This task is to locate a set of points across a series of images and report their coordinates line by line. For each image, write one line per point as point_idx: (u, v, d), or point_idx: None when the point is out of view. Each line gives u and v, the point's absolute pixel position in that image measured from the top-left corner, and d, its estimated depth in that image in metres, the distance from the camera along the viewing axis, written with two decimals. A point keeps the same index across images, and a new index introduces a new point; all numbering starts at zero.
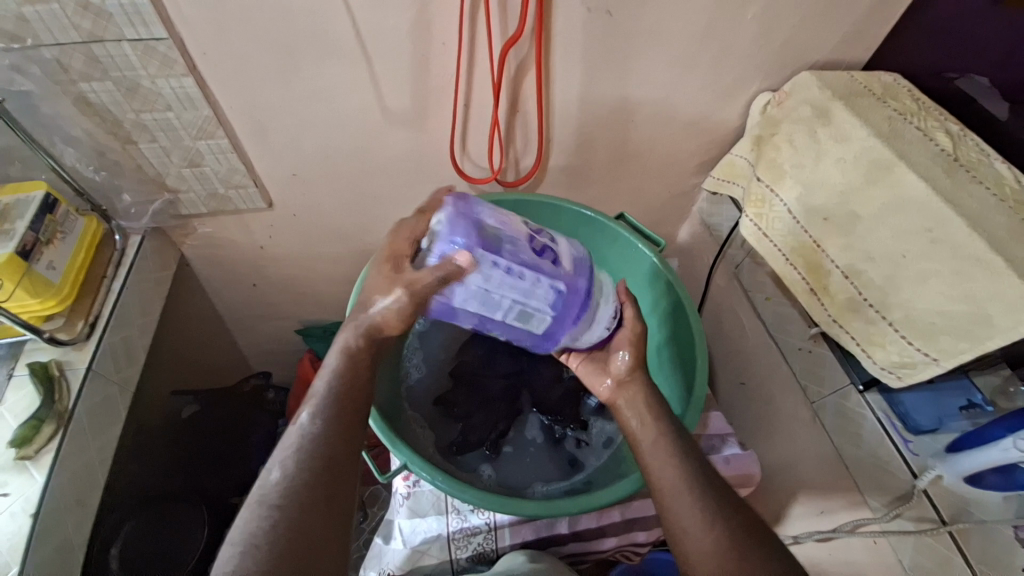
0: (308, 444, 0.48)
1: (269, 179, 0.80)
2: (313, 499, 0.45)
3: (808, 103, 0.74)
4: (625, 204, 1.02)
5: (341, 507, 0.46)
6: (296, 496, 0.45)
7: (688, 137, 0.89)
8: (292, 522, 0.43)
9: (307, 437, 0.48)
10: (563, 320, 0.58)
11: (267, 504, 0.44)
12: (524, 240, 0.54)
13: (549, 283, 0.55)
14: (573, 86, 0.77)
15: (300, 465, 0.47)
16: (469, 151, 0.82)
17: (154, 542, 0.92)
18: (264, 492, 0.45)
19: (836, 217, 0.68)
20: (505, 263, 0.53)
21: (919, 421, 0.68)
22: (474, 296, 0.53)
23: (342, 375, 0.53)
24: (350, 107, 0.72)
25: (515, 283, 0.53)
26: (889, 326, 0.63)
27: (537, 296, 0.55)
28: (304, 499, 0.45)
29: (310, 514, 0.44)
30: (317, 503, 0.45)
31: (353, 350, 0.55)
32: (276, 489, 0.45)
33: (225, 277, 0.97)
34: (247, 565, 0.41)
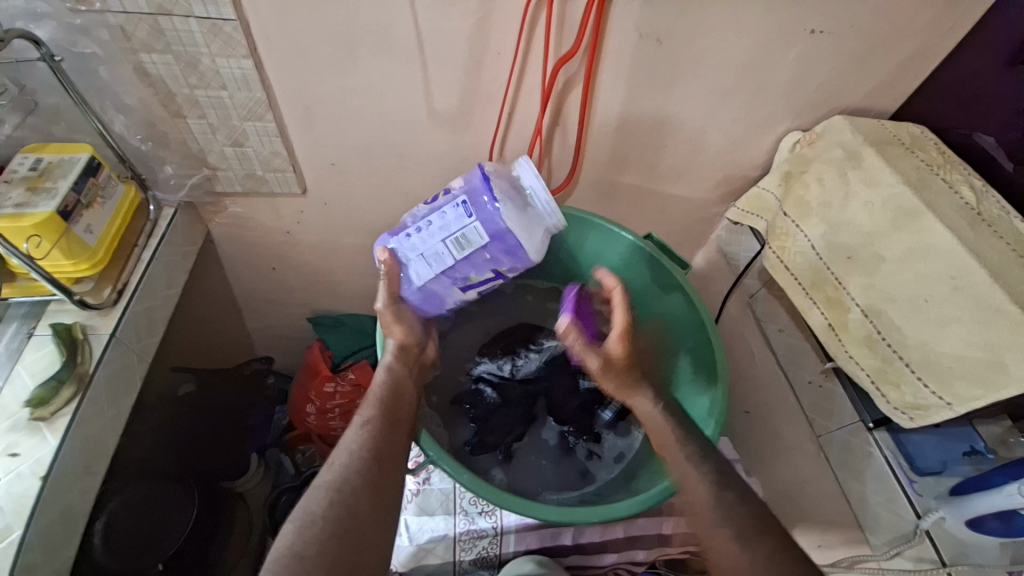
0: (358, 446, 0.55)
1: (307, 166, 0.81)
2: (358, 491, 0.51)
3: (840, 145, 0.77)
4: (646, 226, 1.04)
5: (384, 493, 0.52)
6: (343, 487, 0.51)
7: (717, 167, 0.91)
8: (342, 502, 0.50)
9: (356, 439, 0.56)
10: (491, 215, 0.60)
11: (321, 489, 0.51)
12: (421, 207, 0.65)
13: (450, 205, 0.61)
14: (615, 107, 0.79)
15: (351, 459, 0.54)
16: (505, 159, 0.83)
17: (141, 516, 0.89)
18: (316, 481, 0.52)
19: (860, 257, 0.70)
20: (413, 227, 0.63)
21: (923, 462, 0.70)
22: (415, 262, 0.63)
23: (385, 390, 0.62)
24: (398, 104, 0.74)
25: (428, 227, 0.61)
26: (906, 367, 0.65)
27: (450, 220, 0.61)
28: (351, 491, 0.51)
29: (355, 507, 0.50)
30: (360, 496, 0.51)
31: (393, 371, 0.66)
32: (326, 480, 0.52)
33: (246, 257, 0.97)
34: (307, 537, 0.46)
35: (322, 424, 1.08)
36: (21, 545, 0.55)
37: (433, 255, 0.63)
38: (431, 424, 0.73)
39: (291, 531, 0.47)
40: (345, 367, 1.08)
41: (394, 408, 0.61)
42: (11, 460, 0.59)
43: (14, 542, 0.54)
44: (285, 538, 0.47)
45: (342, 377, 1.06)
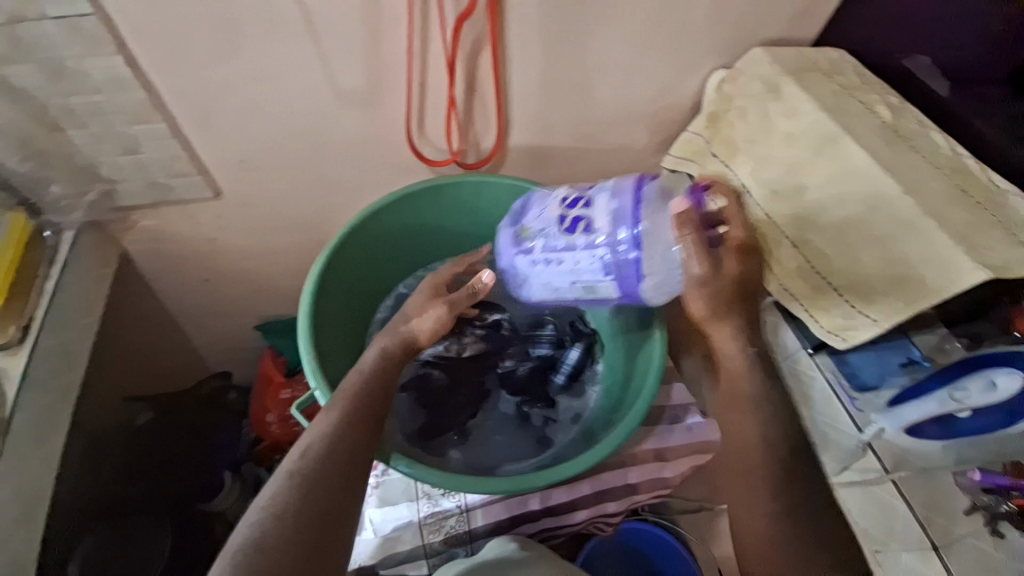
0: (329, 435, 0.53)
1: (215, 167, 0.76)
2: (331, 484, 0.50)
3: (760, 79, 0.76)
4: (587, 185, 1.02)
5: (347, 489, 0.51)
6: (315, 480, 0.50)
7: (649, 116, 0.90)
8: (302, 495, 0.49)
9: (328, 425, 0.54)
10: (628, 283, 0.61)
11: (293, 475, 0.50)
12: (555, 222, 0.64)
13: (589, 254, 0.61)
14: (531, 66, 0.76)
15: (320, 446, 0.52)
16: (426, 133, 0.79)
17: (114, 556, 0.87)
18: (287, 470, 0.50)
19: (785, 190, 0.70)
20: (539, 252, 0.67)
21: (864, 378, 0.73)
22: (535, 289, 0.69)
23: (370, 370, 0.60)
24: (298, 88, 0.69)
25: (555, 267, 0.65)
26: (835, 292, 0.65)
27: (583, 270, 0.63)
28: (322, 485, 0.50)
29: (319, 497, 0.49)
30: (333, 489, 0.50)
31: (387, 351, 0.62)
32: (297, 470, 0.50)
33: (175, 273, 0.92)
34: (268, 529, 0.46)
35: (288, 432, 1.05)
36: None
37: (555, 288, 0.67)
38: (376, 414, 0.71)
39: (260, 524, 0.46)
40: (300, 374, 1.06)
41: (375, 392, 0.58)
42: None
43: None
44: (248, 531, 0.46)
45: (297, 383, 1.03)
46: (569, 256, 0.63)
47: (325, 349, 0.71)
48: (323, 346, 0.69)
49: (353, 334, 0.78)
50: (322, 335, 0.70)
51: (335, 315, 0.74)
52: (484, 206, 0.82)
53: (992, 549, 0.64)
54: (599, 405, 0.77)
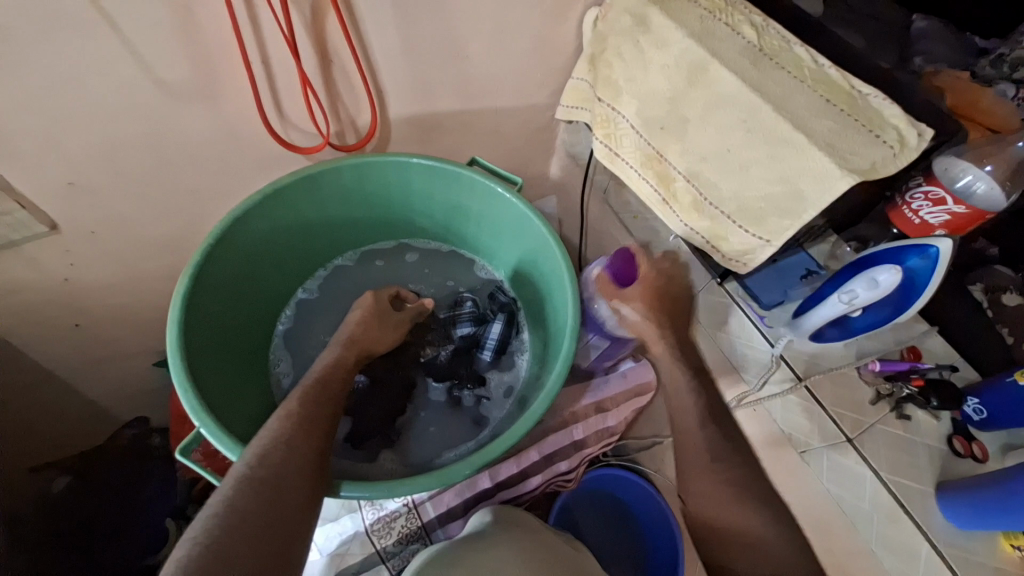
0: (288, 438, 0.52)
1: (41, 196, 0.65)
2: (292, 490, 0.49)
3: (627, 12, 0.72)
4: (487, 149, 0.98)
5: (300, 493, 0.49)
6: (275, 485, 0.48)
7: (532, 67, 0.86)
8: (252, 500, 0.46)
9: (277, 431, 0.52)
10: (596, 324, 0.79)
11: (241, 480, 0.47)
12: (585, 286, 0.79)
13: (589, 302, 0.78)
14: (389, 29, 0.69)
15: (271, 450, 0.50)
16: (290, 118, 0.71)
17: None
18: (245, 474, 0.48)
19: (670, 125, 0.70)
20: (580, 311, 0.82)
21: (770, 296, 0.77)
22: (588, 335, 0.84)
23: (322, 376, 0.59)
24: (116, 89, 0.59)
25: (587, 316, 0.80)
26: (728, 220, 0.66)
27: (592, 315, 0.78)
28: (281, 491, 0.48)
29: (271, 503, 0.47)
30: (294, 496, 0.49)
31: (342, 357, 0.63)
32: (255, 474, 0.48)
33: (36, 326, 0.80)
34: (213, 533, 0.43)
35: None
36: None
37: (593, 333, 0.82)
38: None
39: (217, 526, 0.43)
40: None
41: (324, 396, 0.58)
42: None
43: None
44: (191, 542, 0.43)
45: None
46: (588, 305, 0.78)
47: (206, 378, 0.63)
48: (202, 378, 0.62)
49: (248, 355, 0.73)
50: (201, 363, 0.63)
51: (210, 340, 0.66)
52: (369, 188, 0.75)
53: (900, 431, 0.70)
54: (530, 373, 0.75)
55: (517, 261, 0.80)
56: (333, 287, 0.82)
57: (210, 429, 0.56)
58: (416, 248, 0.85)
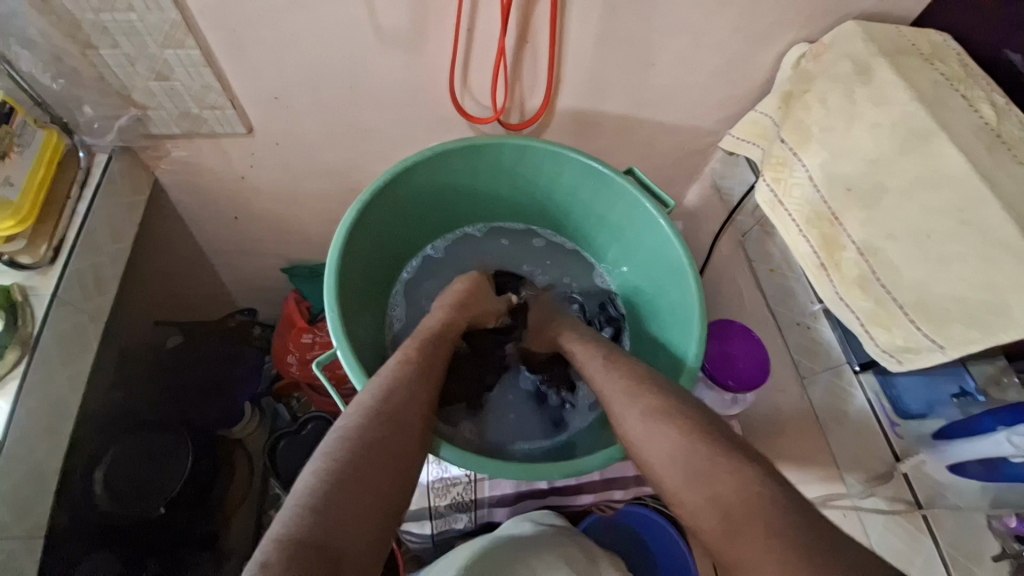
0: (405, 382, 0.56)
1: (248, 101, 0.73)
2: (406, 429, 0.52)
3: (848, 58, 0.67)
4: (635, 160, 0.95)
5: (413, 429, 0.53)
6: (391, 419, 0.52)
7: (713, 89, 0.81)
8: (373, 427, 0.51)
9: (393, 371, 0.57)
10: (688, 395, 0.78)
11: (365, 409, 0.52)
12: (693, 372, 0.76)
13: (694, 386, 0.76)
14: (591, 21, 0.69)
15: (390, 386, 0.55)
16: (471, 86, 0.74)
17: (139, 465, 0.89)
18: (367, 404, 0.53)
19: (859, 188, 0.63)
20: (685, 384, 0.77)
21: (908, 404, 0.66)
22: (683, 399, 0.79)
23: (435, 331, 0.65)
24: (338, 23, 0.64)
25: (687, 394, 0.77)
26: (900, 310, 0.59)
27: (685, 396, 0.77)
28: (396, 427, 0.51)
29: (388, 433, 0.51)
30: (407, 434, 0.52)
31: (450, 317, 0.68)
32: (376, 407, 0.52)
33: (204, 208, 0.91)
34: (340, 450, 0.48)
35: (307, 374, 1.05)
36: None
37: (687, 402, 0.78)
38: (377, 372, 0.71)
39: (344, 447, 0.48)
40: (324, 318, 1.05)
41: (434, 347, 0.63)
42: None
43: None
44: (323, 457, 0.47)
45: (320, 328, 1.04)
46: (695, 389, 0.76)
47: (349, 304, 0.69)
48: (347, 299, 0.68)
49: (377, 291, 0.77)
50: (345, 290, 0.67)
51: (357, 273, 0.71)
52: (522, 170, 0.76)
53: None
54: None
55: (637, 283, 0.80)
56: (455, 253, 0.85)
57: (347, 351, 0.61)
58: (544, 238, 0.87)
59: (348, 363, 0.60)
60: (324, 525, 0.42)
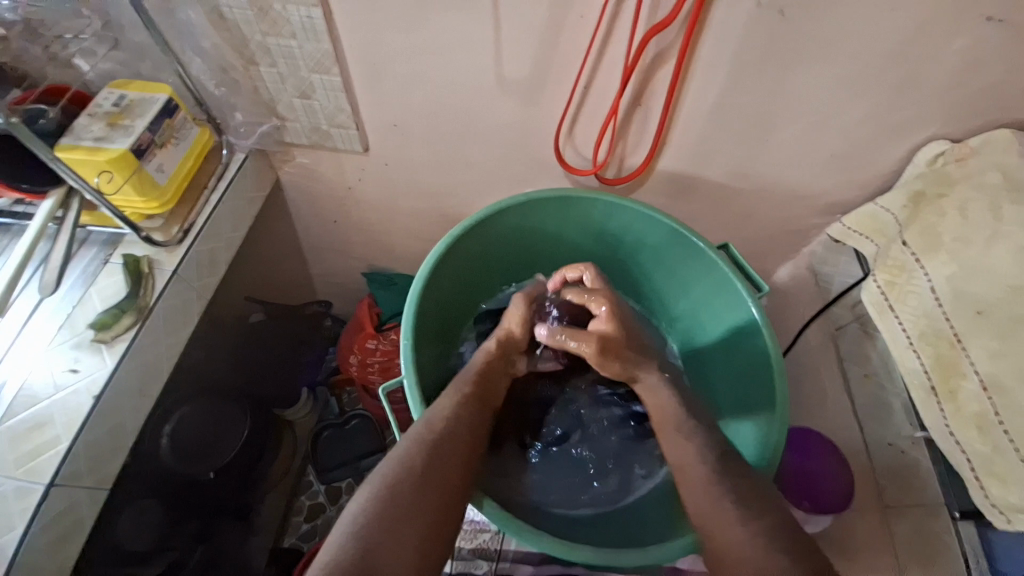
0: (456, 418, 0.59)
1: (371, 125, 0.79)
2: (454, 464, 0.55)
3: (999, 169, 0.61)
4: (729, 232, 0.91)
5: (460, 466, 0.55)
6: (441, 454, 0.55)
7: (828, 174, 0.77)
8: (424, 456, 0.54)
9: (450, 408, 0.60)
10: None
11: (421, 438, 0.56)
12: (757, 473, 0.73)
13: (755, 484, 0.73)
14: (710, 93, 0.68)
15: (444, 421, 0.58)
16: (575, 138, 0.76)
17: (201, 428, 0.93)
18: (417, 435, 0.56)
19: (992, 315, 0.56)
20: None
21: (1004, 568, 0.60)
22: None
23: (483, 368, 0.68)
24: (465, 68, 0.68)
25: None
26: (1022, 464, 0.52)
27: None
28: (438, 463, 0.54)
29: (439, 468, 0.54)
30: (449, 472, 0.54)
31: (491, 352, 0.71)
32: (428, 439, 0.56)
33: (311, 208, 0.99)
34: (399, 475, 0.52)
35: (364, 376, 1.09)
36: (67, 454, 0.60)
37: None
38: (434, 400, 0.72)
39: (397, 475, 0.52)
40: (389, 327, 1.06)
41: (484, 390, 0.65)
42: (72, 374, 0.65)
43: (61, 451, 0.61)
44: (383, 480, 0.52)
45: (386, 336, 1.06)
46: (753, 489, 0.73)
47: (422, 333, 0.71)
48: (421, 328, 0.71)
49: (449, 321, 0.80)
50: (421, 320, 0.70)
51: (434, 304, 0.74)
52: (610, 227, 0.77)
53: None
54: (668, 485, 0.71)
55: (713, 363, 0.76)
56: None
57: (412, 383, 0.63)
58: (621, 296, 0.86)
59: (412, 397, 0.62)
60: (367, 548, 0.47)
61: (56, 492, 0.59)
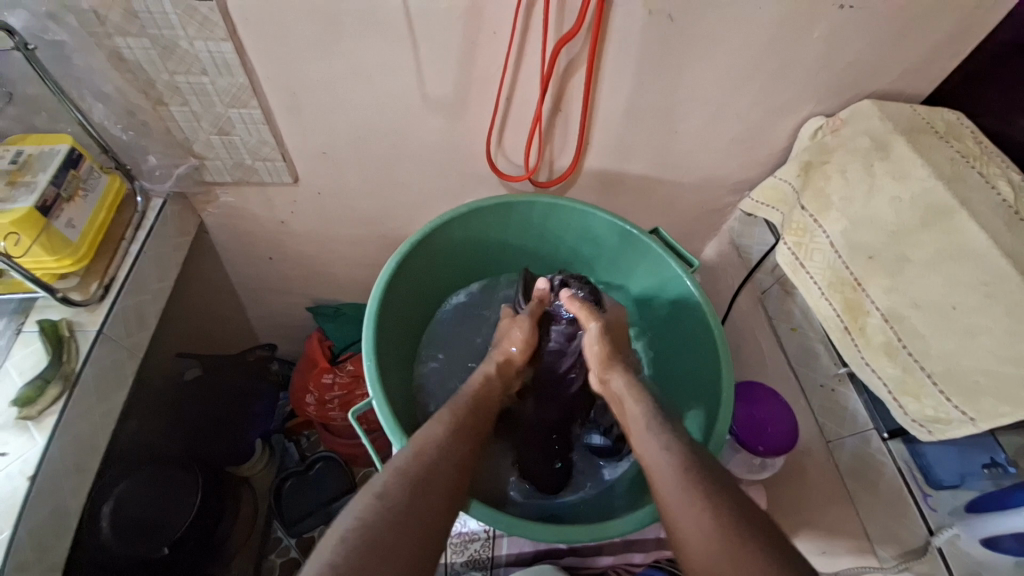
0: (443, 444, 0.57)
1: (298, 154, 0.78)
2: (434, 490, 0.53)
3: (867, 134, 0.72)
4: (657, 218, 0.98)
5: (442, 491, 0.53)
6: (425, 481, 0.53)
7: (732, 156, 0.86)
8: (406, 483, 0.52)
9: (428, 433, 0.58)
10: None
11: (403, 464, 0.54)
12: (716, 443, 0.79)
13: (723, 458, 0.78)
14: (621, 93, 0.74)
15: (429, 447, 0.56)
16: (504, 147, 0.79)
17: (149, 501, 0.86)
18: (401, 465, 0.53)
19: (882, 258, 0.66)
20: None
21: (940, 475, 0.65)
22: None
23: (476, 389, 0.67)
24: (388, 90, 0.69)
25: None
26: (928, 378, 0.60)
27: None
28: (426, 493, 0.52)
29: (425, 495, 0.51)
30: (436, 501, 0.52)
31: (488, 376, 0.70)
32: (409, 466, 0.54)
33: (242, 248, 0.95)
34: (377, 503, 0.49)
35: (324, 414, 1.05)
36: (10, 546, 0.54)
37: None
38: (404, 421, 0.71)
39: (372, 504, 0.49)
40: (344, 358, 1.04)
41: (476, 415, 0.64)
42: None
43: None
44: (357, 513, 0.49)
45: (341, 369, 1.02)
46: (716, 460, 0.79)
47: (384, 354, 0.70)
48: (383, 348, 0.70)
49: (408, 340, 0.79)
50: (381, 342, 0.69)
51: (391, 323, 0.73)
52: (549, 226, 0.81)
53: None
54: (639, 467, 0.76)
55: (663, 342, 0.82)
56: (481, 304, 0.87)
57: (381, 404, 0.62)
58: None
59: (385, 419, 0.62)
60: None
61: None
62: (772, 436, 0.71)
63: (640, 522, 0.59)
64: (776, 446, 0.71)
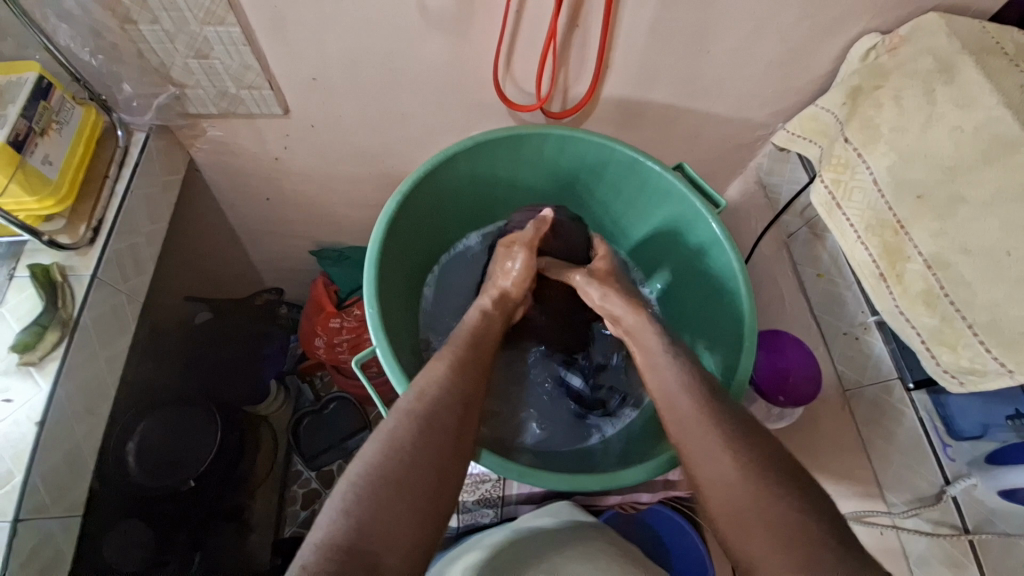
0: (449, 382, 0.57)
1: (286, 81, 0.70)
2: (439, 434, 0.52)
3: (931, 55, 0.63)
4: (680, 153, 0.90)
5: (448, 439, 0.52)
6: (431, 425, 0.53)
7: (768, 82, 0.76)
8: (413, 433, 0.51)
9: (434, 379, 0.57)
10: None
11: (410, 413, 0.53)
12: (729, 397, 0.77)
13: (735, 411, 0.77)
14: (647, 6, 0.64)
15: (433, 393, 0.55)
16: (513, 72, 0.71)
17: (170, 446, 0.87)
18: (406, 406, 0.53)
19: (933, 197, 0.59)
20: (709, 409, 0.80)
21: (961, 426, 0.63)
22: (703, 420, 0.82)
23: (473, 327, 0.66)
24: (381, 3, 0.61)
25: None
26: (968, 329, 0.56)
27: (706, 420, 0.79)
28: (433, 434, 0.52)
29: (434, 443, 0.52)
30: (443, 438, 0.52)
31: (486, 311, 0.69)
32: (415, 410, 0.53)
33: (237, 187, 0.90)
34: (384, 454, 0.50)
35: (333, 356, 1.04)
36: (25, 489, 0.55)
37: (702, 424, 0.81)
38: (410, 367, 0.70)
39: (379, 453, 0.50)
40: (351, 302, 1.02)
41: (475, 352, 0.62)
42: (5, 405, 0.58)
43: (16, 487, 0.55)
44: (364, 463, 0.49)
45: (349, 313, 1.01)
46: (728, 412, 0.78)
47: (387, 296, 0.67)
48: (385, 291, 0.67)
49: (410, 280, 0.76)
50: (382, 285, 0.66)
51: (394, 264, 0.70)
52: (562, 162, 0.75)
53: None
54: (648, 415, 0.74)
55: (683, 289, 0.78)
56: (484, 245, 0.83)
57: (385, 350, 0.60)
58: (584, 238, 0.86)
59: (388, 364, 0.60)
60: (358, 526, 0.45)
61: (24, 528, 0.55)
62: (796, 385, 0.69)
63: (647, 474, 0.57)
64: (799, 394, 0.69)
